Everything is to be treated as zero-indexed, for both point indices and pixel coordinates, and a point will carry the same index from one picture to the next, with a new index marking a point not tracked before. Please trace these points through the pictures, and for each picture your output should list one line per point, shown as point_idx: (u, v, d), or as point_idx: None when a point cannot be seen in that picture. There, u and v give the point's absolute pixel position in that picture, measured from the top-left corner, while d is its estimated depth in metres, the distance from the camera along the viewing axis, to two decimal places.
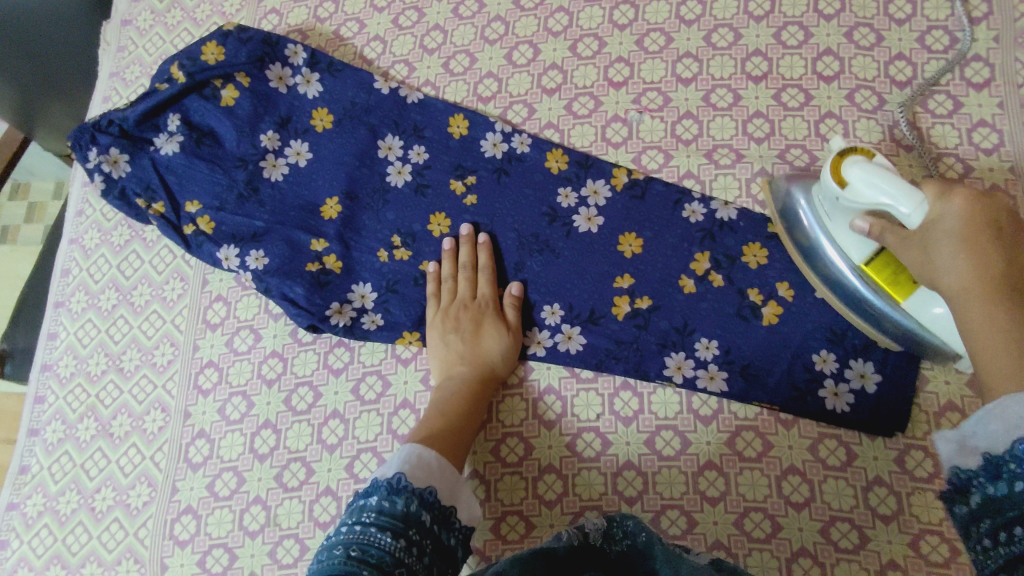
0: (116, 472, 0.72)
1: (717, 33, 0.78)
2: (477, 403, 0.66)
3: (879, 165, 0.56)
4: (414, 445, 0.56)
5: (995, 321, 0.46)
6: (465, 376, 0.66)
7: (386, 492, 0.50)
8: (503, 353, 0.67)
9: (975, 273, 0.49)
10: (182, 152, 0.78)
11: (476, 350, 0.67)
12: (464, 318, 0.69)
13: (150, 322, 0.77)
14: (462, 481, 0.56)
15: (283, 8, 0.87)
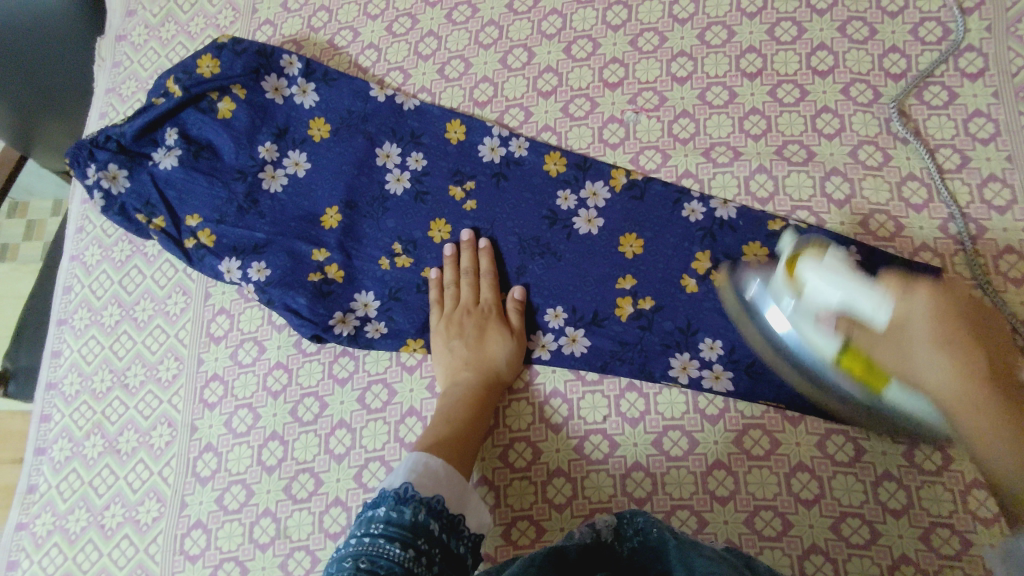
0: (90, 493, 0.74)
1: (642, 38, 0.80)
2: (489, 406, 0.68)
3: (836, 262, 0.56)
4: (429, 455, 0.59)
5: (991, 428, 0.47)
6: (479, 382, 0.69)
7: (394, 502, 0.53)
8: (446, 360, 0.71)
9: (960, 376, 0.49)
10: (136, 174, 0.80)
11: (511, 355, 0.70)
12: (473, 325, 0.71)
13: (121, 344, 0.80)
14: (470, 490, 0.59)
15: (227, 28, 0.91)
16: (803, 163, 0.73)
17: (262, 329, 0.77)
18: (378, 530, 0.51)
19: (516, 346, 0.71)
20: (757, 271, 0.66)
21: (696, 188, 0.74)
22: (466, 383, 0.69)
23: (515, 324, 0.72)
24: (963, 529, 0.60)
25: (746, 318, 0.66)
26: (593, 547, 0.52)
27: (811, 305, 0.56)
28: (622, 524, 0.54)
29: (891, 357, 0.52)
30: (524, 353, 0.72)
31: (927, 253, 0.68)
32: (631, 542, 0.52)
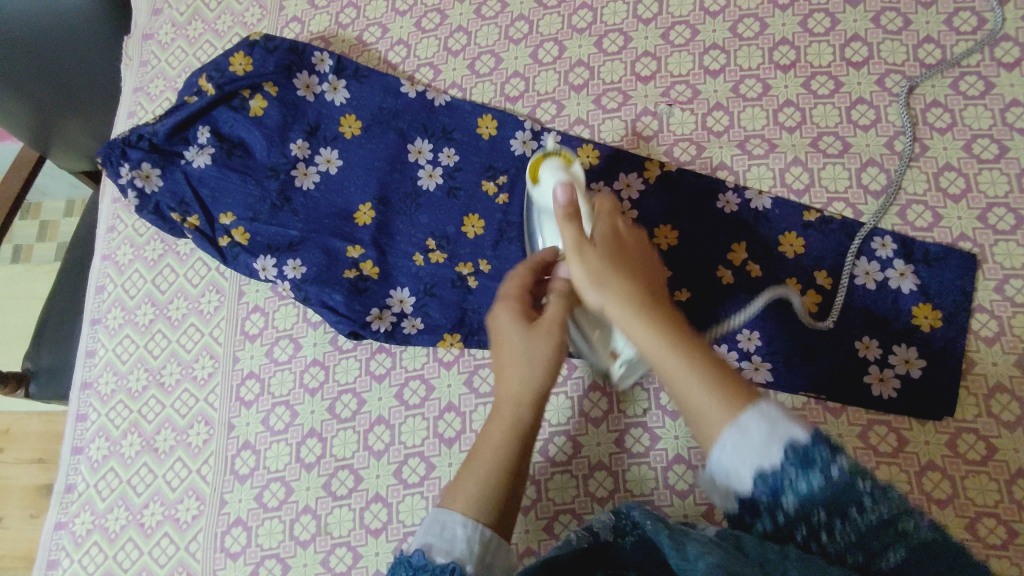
0: (129, 492, 0.75)
1: (673, 31, 0.80)
2: (536, 408, 0.58)
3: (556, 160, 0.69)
4: (462, 511, 0.53)
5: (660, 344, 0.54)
6: (527, 383, 0.57)
7: (406, 572, 0.49)
8: (512, 351, 0.58)
9: (625, 293, 0.58)
10: (170, 173, 0.80)
11: (546, 345, 0.58)
12: (509, 319, 0.60)
13: (156, 343, 0.80)
14: (502, 541, 0.53)
15: (254, 26, 0.91)
16: (839, 155, 0.73)
17: (298, 326, 0.77)
18: None
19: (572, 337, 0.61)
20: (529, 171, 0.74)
21: (730, 179, 0.74)
22: (535, 386, 0.57)
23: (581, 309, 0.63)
24: (1008, 519, 0.61)
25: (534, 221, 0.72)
26: (593, 551, 0.50)
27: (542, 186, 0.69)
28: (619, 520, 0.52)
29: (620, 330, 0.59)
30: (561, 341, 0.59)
31: (966, 244, 0.68)
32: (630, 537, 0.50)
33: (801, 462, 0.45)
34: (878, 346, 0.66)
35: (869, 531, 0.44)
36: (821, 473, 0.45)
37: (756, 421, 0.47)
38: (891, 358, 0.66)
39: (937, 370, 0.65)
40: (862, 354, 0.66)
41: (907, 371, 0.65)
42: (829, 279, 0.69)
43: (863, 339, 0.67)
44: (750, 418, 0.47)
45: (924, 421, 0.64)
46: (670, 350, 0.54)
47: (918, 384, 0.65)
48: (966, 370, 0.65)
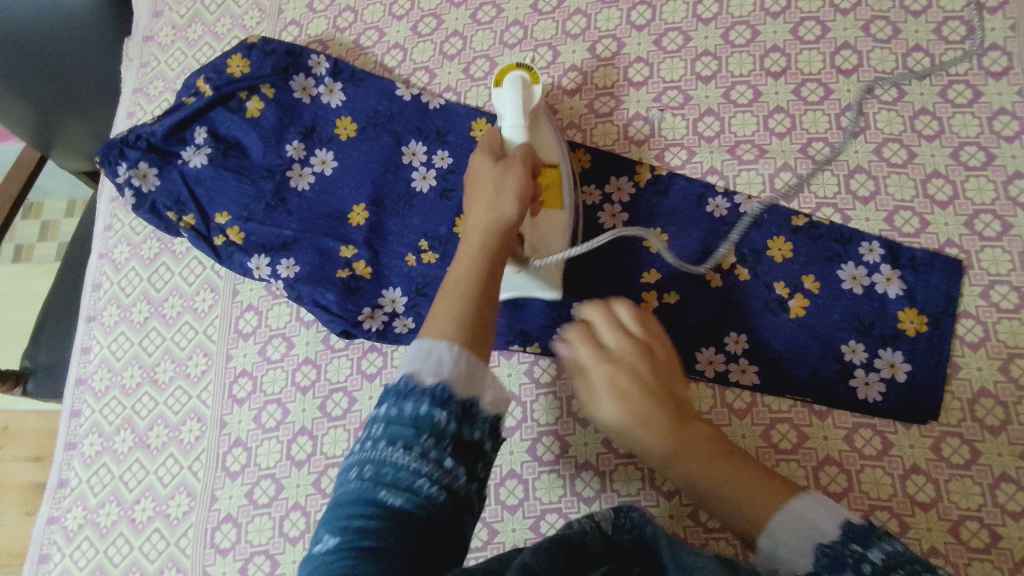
0: (121, 487, 0.75)
1: (666, 38, 0.81)
2: (506, 230, 0.60)
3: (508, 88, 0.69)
4: (447, 338, 0.50)
5: (675, 426, 0.59)
6: (491, 212, 0.61)
7: (395, 398, 0.48)
8: (487, 198, 0.61)
9: (639, 422, 0.60)
10: (166, 172, 0.81)
11: (514, 181, 0.62)
12: (478, 159, 0.65)
13: (151, 340, 0.80)
14: (486, 367, 0.50)
15: (254, 29, 0.92)
16: (827, 161, 0.74)
17: (291, 325, 0.78)
18: (378, 433, 0.47)
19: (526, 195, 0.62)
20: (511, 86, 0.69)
21: (720, 184, 0.74)
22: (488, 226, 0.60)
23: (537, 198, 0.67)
24: (991, 523, 0.61)
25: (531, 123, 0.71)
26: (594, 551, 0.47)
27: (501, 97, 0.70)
28: (619, 516, 0.50)
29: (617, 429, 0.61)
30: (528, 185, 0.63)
31: (953, 249, 0.69)
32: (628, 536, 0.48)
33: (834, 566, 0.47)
34: (864, 350, 0.67)
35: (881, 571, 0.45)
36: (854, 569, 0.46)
37: (814, 503, 0.53)
38: (877, 363, 0.67)
39: (922, 375, 0.66)
40: (849, 358, 0.67)
41: (892, 375, 0.66)
42: (817, 283, 0.69)
43: (849, 343, 0.67)
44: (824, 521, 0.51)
45: (908, 424, 0.65)
46: (703, 457, 0.58)
47: (902, 388, 0.66)
48: (950, 374, 0.66)
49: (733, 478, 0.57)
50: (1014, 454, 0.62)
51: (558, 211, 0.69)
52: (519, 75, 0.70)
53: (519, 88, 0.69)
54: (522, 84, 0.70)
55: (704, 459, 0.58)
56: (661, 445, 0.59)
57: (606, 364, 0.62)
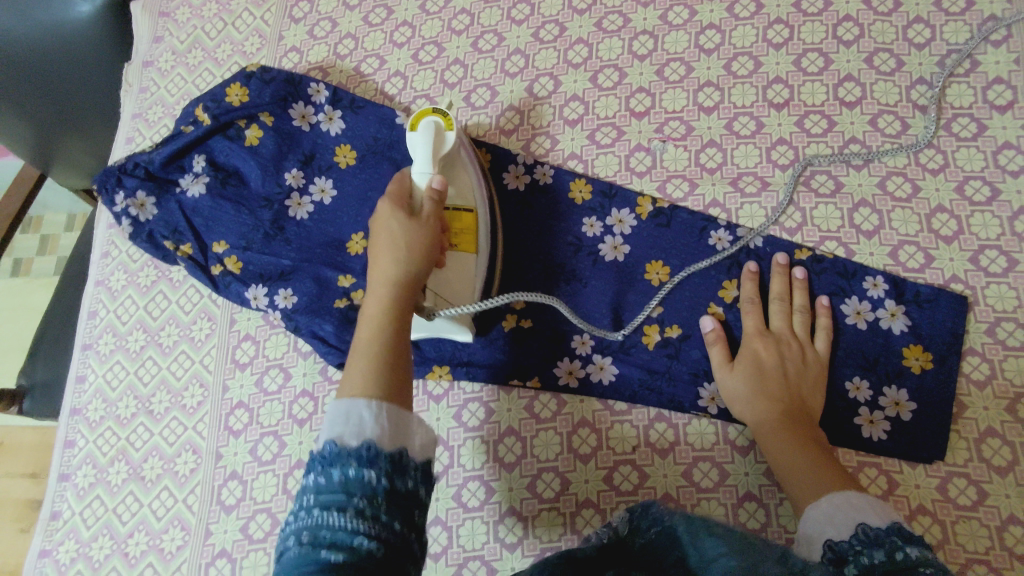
0: (114, 521, 0.74)
1: (668, 68, 0.81)
2: (412, 287, 0.59)
3: (423, 141, 0.69)
4: (365, 396, 0.50)
5: (779, 425, 0.63)
6: (398, 264, 0.59)
7: (322, 464, 0.47)
8: (393, 236, 0.60)
9: (776, 412, 0.63)
10: (164, 202, 0.81)
11: (417, 263, 0.59)
12: (388, 208, 0.63)
13: (147, 370, 0.80)
14: (410, 415, 0.51)
15: (254, 55, 0.92)
16: (831, 195, 0.73)
17: (288, 355, 0.77)
18: (312, 501, 0.46)
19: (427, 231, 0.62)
20: (440, 138, 0.70)
21: (722, 217, 0.74)
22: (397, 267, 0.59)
23: (431, 210, 0.64)
24: (999, 567, 0.60)
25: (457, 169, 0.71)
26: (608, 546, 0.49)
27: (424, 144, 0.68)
28: (636, 518, 0.50)
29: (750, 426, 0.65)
30: (433, 239, 0.62)
31: (958, 285, 0.68)
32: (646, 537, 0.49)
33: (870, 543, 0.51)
34: (869, 387, 0.66)
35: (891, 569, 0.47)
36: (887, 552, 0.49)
37: (849, 498, 0.55)
38: (882, 401, 0.66)
39: (927, 413, 0.64)
40: (853, 395, 0.66)
41: (897, 413, 0.65)
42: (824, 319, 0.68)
43: (854, 380, 0.67)
44: (841, 501, 0.55)
45: (914, 464, 0.64)
46: (798, 444, 0.61)
47: (908, 427, 0.64)
48: (957, 413, 0.65)
49: (813, 457, 0.60)
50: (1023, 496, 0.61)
51: (470, 254, 0.69)
52: (433, 121, 0.70)
53: (433, 135, 0.69)
54: (436, 130, 0.69)
55: (802, 443, 0.61)
56: (785, 440, 0.62)
57: (733, 376, 0.66)
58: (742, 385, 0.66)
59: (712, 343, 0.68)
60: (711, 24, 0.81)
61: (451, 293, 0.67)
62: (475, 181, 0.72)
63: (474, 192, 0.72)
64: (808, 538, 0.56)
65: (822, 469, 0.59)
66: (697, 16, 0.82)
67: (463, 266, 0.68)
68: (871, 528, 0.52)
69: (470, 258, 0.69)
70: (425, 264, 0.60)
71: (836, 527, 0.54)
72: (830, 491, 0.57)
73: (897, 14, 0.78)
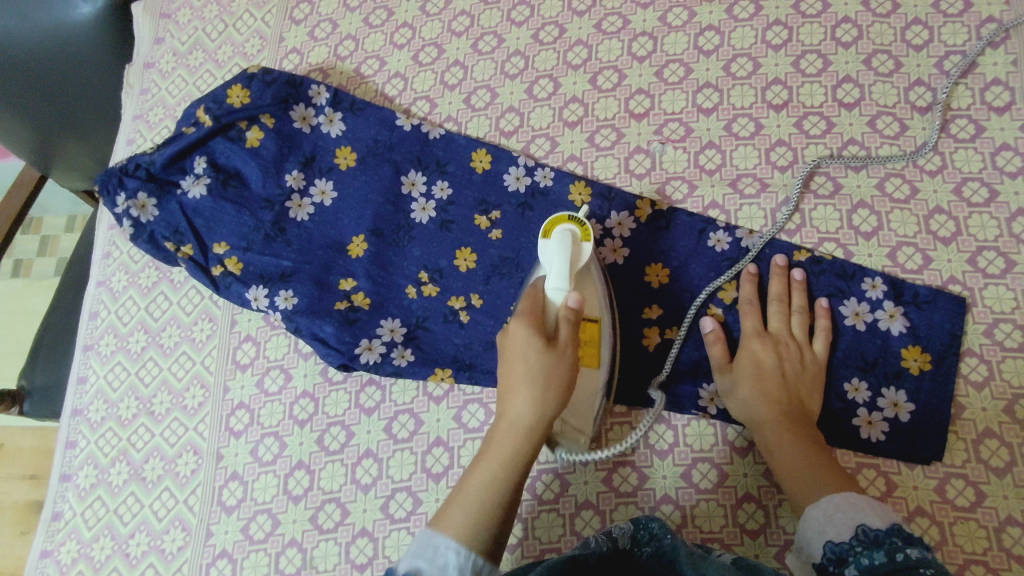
0: (115, 521, 0.74)
1: (667, 69, 0.81)
2: (540, 431, 0.59)
3: (557, 250, 0.63)
4: (461, 541, 0.53)
5: (778, 424, 0.63)
6: (531, 407, 0.59)
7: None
8: (529, 394, 0.59)
9: (775, 412, 0.64)
10: (166, 203, 0.81)
11: (553, 404, 0.59)
12: (524, 337, 0.60)
13: (148, 371, 0.80)
14: (497, 570, 0.52)
15: (255, 57, 0.92)
16: (829, 196, 0.73)
17: (289, 356, 0.77)
18: None
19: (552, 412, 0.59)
20: (575, 252, 0.64)
21: (721, 218, 0.74)
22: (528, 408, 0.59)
23: (564, 341, 0.61)
24: (997, 568, 0.60)
25: (584, 278, 0.66)
26: (612, 555, 0.53)
27: (559, 258, 0.62)
28: (636, 530, 0.55)
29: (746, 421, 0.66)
30: (569, 376, 0.60)
31: (956, 286, 0.68)
32: (646, 548, 0.53)
33: (869, 543, 0.52)
34: (867, 389, 0.66)
35: (892, 569, 0.48)
36: (886, 553, 0.50)
37: (848, 498, 0.56)
38: (880, 402, 0.66)
39: (926, 414, 0.65)
40: (851, 396, 0.67)
41: (896, 415, 0.65)
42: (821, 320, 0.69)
43: (852, 381, 0.67)
44: (841, 501, 0.56)
45: (912, 464, 0.64)
46: (798, 444, 0.62)
47: (906, 428, 0.65)
48: (955, 414, 0.65)
49: (811, 457, 0.61)
50: (1020, 496, 0.62)
51: (592, 371, 0.65)
52: (569, 231, 0.64)
53: (570, 248, 0.63)
54: (572, 242, 0.64)
55: (801, 443, 0.62)
56: (783, 440, 0.62)
57: (733, 377, 0.67)
58: (736, 381, 0.66)
59: (711, 339, 0.69)
60: (710, 26, 0.81)
61: (578, 419, 0.66)
62: (603, 295, 0.67)
63: (601, 308, 0.66)
64: (810, 540, 0.56)
65: (819, 466, 0.60)
66: (696, 17, 0.82)
67: (588, 404, 0.66)
68: (871, 530, 0.53)
69: (594, 374, 0.65)
70: (560, 396, 0.60)
71: (836, 529, 0.54)
72: (823, 493, 0.57)
73: (896, 15, 0.78)
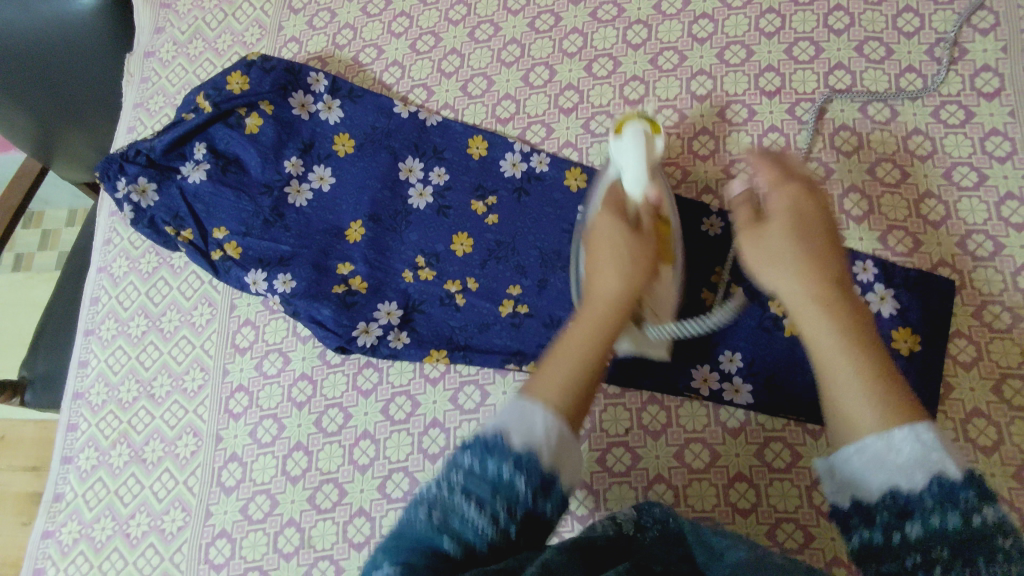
0: (116, 502, 0.76)
1: (662, 57, 0.82)
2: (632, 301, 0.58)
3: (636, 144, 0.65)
4: (545, 406, 0.49)
5: (819, 306, 0.53)
6: (621, 281, 0.58)
7: (482, 452, 0.46)
8: (619, 267, 0.58)
9: (820, 286, 0.53)
10: (165, 188, 0.82)
11: (641, 275, 0.59)
12: (609, 224, 0.61)
13: (148, 355, 0.81)
14: (576, 442, 0.49)
15: (254, 46, 0.93)
16: (821, 181, 0.74)
17: (287, 340, 0.78)
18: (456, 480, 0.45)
19: (635, 271, 0.58)
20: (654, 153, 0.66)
21: (715, 204, 0.75)
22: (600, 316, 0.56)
23: (647, 227, 0.62)
24: None
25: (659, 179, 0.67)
26: (617, 543, 0.47)
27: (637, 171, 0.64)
28: (639, 515, 0.50)
29: (758, 258, 0.57)
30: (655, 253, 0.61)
31: (946, 269, 0.69)
32: (652, 533, 0.48)
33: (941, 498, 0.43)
34: None
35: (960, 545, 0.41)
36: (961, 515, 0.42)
37: (923, 436, 0.45)
38: None
39: (915, 395, 0.66)
40: None
41: None
42: None
43: None
44: (914, 438, 0.46)
45: None
46: (847, 340, 0.51)
47: None
48: (944, 394, 0.66)
49: (875, 376, 0.49)
50: (1007, 474, 0.63)
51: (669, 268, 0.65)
52: (642, 128, 0.66)
53: (645, 141, 0.65)
54: (646, 138, 0.65)
55: (858, 348, 0.50)
56: (827, 328, 0.52)
57: (765, 239, 0.57)
58: (785, 241, 0.56)
59: (738, 205, 0.62)
60: (703, 14, 0.82)
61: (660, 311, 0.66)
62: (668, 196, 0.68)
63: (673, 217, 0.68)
64: (861, 470, 0.47)
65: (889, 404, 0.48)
66: (690, 6, 0.83)
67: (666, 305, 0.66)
68: (948, 482, 0.43)
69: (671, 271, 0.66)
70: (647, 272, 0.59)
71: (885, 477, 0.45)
72: (902, 421, 0.47)
73: (887, 3, 0.79)
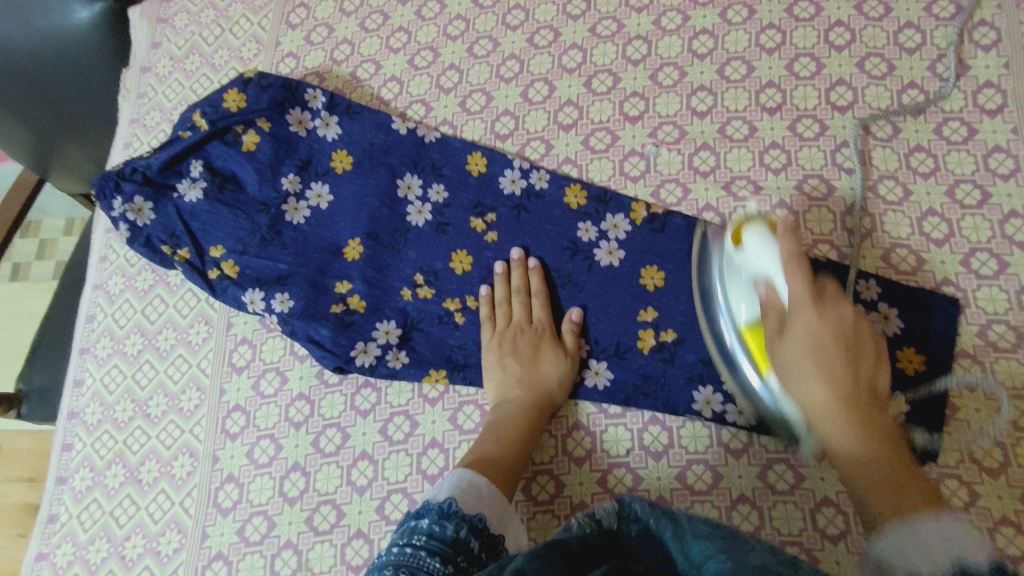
0: (111, 523, 0.75)
1: (661, 72, 0.81)
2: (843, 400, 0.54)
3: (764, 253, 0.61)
4: (480, 486, 0.57)
5: (838, 409, 0.53)
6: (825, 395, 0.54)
7: (437, 516, 0.53)
8: (545, 369, 0.70)
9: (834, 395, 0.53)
10: (162, 206, 0.81)
11: (838, 361, 0.54)
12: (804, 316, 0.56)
13: (144, 373, 0.80)
14: (512, 523, 0.58)
15: (252, 61, 0.93)
16: (823, 199, 0.73)
17: (285, 358, 0.77)
18: (420, 542, 0.50)
19: (569, 367, 0.70)
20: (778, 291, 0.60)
21: (716, 221, 0.74)
22: (516, 402, 0.69)
23: (570, 346, 0.71)
24: None
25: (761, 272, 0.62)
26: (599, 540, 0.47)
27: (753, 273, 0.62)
28: (621, 508, 0.49)
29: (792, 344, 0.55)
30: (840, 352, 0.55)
31: (949, 288, 0.69)
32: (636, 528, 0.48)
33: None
34: None
35: None
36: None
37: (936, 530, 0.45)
38: None
39: (921, 415, 0.65)
40: None
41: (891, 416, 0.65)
42: None
43: None
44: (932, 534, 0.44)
45: None
46: (854, 411, 0.53)
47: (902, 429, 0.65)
48: (949, 416, 0.65)
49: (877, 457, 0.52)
50: (1014, 498, 0.62)
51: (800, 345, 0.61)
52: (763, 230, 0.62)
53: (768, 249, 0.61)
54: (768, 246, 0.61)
55: (867, 437, 0.52)
56: (844, 433, 0.53)
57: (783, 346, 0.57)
58: (805, 335, 0.55)
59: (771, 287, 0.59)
60: (703, 30, 0.82)
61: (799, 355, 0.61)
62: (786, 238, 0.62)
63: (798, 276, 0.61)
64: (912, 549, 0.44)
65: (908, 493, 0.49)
66: (690, 21, 0.83)
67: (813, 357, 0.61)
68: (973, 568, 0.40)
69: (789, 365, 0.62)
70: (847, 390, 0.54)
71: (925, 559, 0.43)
72: (924, 514, 0.46)
73: (888, 19, 0.78)
